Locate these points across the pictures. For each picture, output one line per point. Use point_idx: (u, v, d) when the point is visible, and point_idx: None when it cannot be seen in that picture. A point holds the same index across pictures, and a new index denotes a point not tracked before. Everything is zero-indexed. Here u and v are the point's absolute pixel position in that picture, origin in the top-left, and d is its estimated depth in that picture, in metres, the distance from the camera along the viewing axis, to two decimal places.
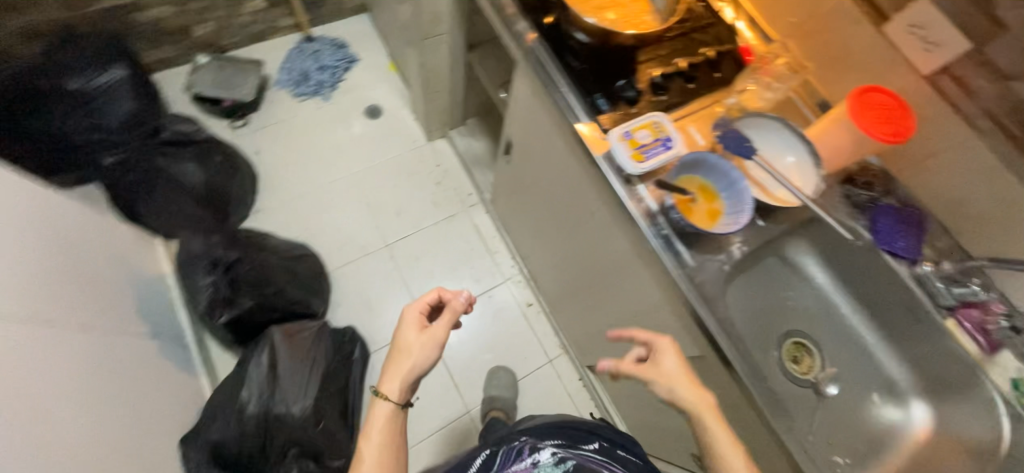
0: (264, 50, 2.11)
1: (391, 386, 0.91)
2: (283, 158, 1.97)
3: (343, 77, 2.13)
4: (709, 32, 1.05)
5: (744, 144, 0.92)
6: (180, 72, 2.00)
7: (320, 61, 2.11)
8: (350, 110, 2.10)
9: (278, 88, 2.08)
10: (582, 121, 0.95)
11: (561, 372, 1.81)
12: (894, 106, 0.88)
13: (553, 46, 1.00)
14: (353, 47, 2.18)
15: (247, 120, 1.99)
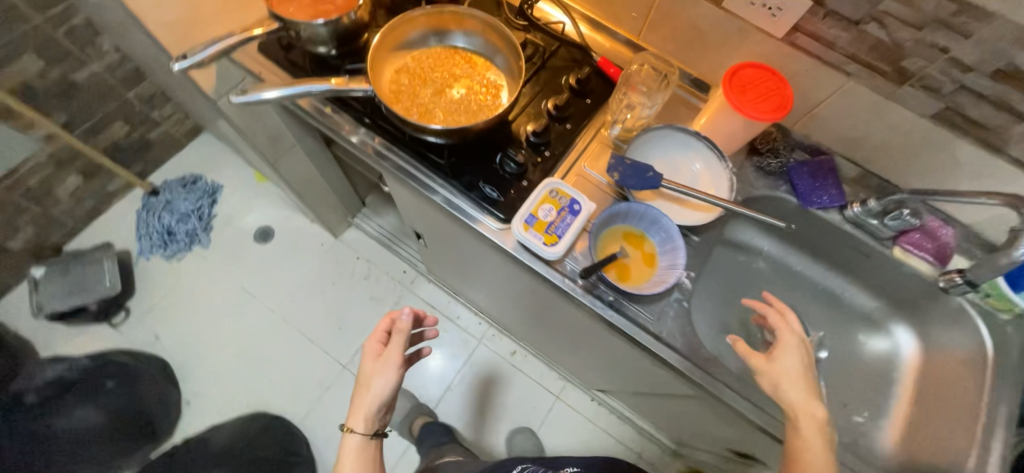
0: (108, 223, 1.80)
1: (357, 422, 0.83)
2: (190, 332, 1.71)
3: (212, 214, 1.85)
4: (559, 60, 0.97)
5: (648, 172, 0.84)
6: (20, 294, 1.65)
7: (178, 211, 1.80)
8: (239, 245, 1.84)
9: (146, 260, 1.77)
10: (481, 220, 0.86)
11: (573, 401, 1.73)
12: (768, 76, 0.83)
13: (409, 148, 0.87)
14: (208, 176, 1.89)
15: (129, 311, 1.70)
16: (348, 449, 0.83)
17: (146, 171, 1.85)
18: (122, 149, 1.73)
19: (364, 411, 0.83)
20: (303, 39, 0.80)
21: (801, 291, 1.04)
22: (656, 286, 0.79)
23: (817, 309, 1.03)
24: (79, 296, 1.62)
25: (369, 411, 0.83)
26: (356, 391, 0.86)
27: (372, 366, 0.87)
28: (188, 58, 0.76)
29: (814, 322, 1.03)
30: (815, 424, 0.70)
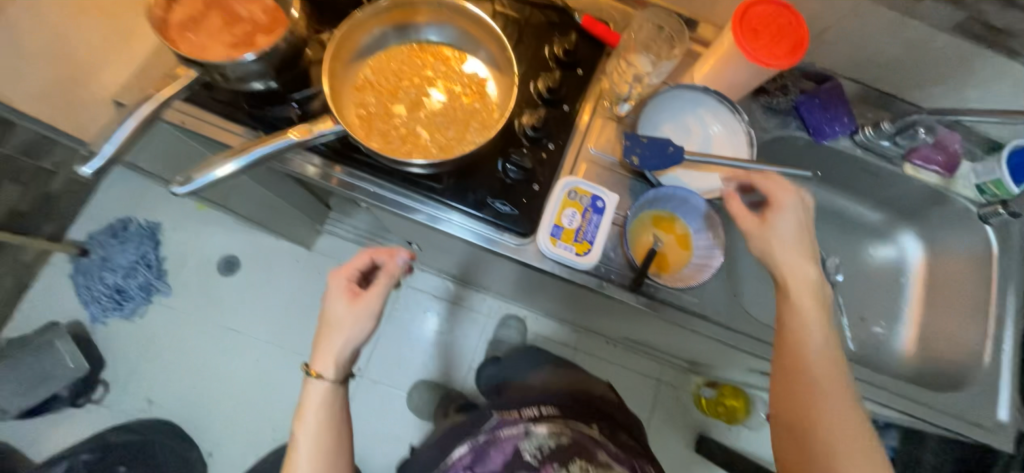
0: (41, 298, 1.54)
1: (324, 364, 0.72)
2: (186, 390, 1.53)
3: (162, 257, 1.62)
4: (536, 29, 0.83)
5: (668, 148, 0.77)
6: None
7: (119, 265, 1.57)
8: (205, 283, 1.63)
9: (103, 326, 1.54)
10: (497, 238, 0.76)
11: (592, 350, 1.56)
12: (779, 12, 0.74)
13: (397, 177, 0.75)
14: (139, 216, 1.64)
15: (108, 384, 1.50)
16: (314, 391, 0.73)
17: (61, 229, 1.58)
18: (24, 213, 1.46)
19: (328, 353, 0.72)
20: (229, 81, 0.65)
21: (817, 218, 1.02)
22: (703, 271, 0.75)
23: (833, 233, 1.02)
24: (44, 387, 1.42)
25: (336, 354, 0.71)
26: (320, 327, 0.73)
27: (337, 304, 0.72)
28: (105, 152, 0.58)
29: (833, 247, 1.02)
30: (806, 282, 0.68)
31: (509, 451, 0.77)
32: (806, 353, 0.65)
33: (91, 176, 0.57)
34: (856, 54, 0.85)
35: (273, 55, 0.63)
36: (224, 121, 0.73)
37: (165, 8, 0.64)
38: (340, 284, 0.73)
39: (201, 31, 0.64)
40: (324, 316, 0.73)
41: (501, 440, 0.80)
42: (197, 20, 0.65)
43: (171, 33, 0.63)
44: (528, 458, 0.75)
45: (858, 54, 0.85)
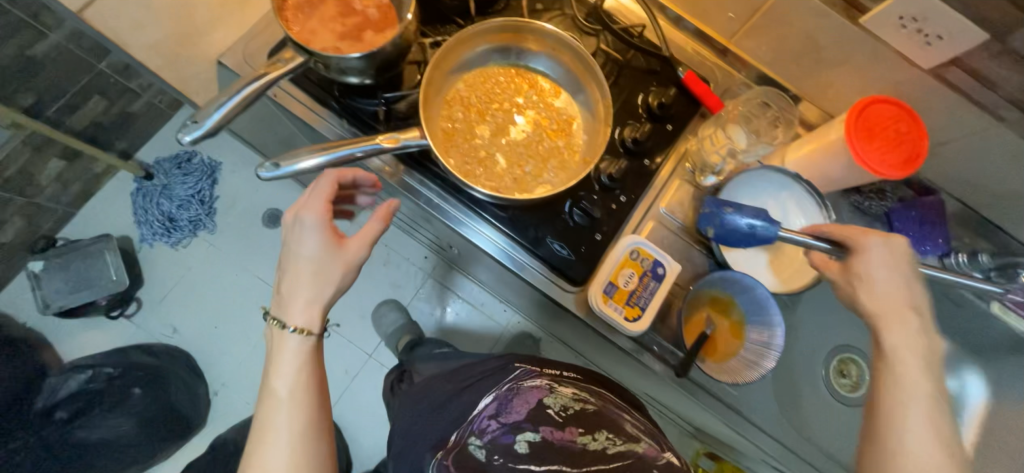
0: (102, 208, 1.59)
1: (294, 307, 0.63)
2: (209, 326, 1.54)
3: (215, 197, 1.63)
4: (635, 73, 0.80)
5: (752, 222, 0.67)
6: (18, 289, 1.48)
7: (176, 195, 1.60)
8: (247, 230, 1.64)
9: (150, 248, 1.58)
10: (549, 278, 0.75)
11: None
12: (901, 116, 0.69)
13: (463, 195, 0.74)
14: (203, 152, 1.65)
15: (142, 302, 1.54)
16: (286, 342, 0.64)
17: (133, 148, 1.62)
18: (102, 127, 1.49)
19: (301, 296, 0.63)
20: (331, 71, 0.65)
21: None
22: (753, 368, 0.72)
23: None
24: (87, 291, 1.48)
25: (313, 296, 0.64)
26: (282, 269, 0.65)
27: (310, 247, 0.63)
28: (199, 123, 0.56)
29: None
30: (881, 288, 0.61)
31: (531, 403, 0.69)
32: (888, 381, 0.56)
33: (190, 145, 0.56)
34: (982, 180, 0.78)
35: (377, 58, 0.63)
36: (314, 102, 0.74)
37: None
38: (312, 224, 0.63)
39: (316, 15, 0.64)
40: (289, 251, 0.64)
41: (523, 392, 0.71)
42: (314, 3, 0.65)
43: (288, 11, 0.63)
44: (553, 414, 0.68)
45: (982, 180, 0.78)
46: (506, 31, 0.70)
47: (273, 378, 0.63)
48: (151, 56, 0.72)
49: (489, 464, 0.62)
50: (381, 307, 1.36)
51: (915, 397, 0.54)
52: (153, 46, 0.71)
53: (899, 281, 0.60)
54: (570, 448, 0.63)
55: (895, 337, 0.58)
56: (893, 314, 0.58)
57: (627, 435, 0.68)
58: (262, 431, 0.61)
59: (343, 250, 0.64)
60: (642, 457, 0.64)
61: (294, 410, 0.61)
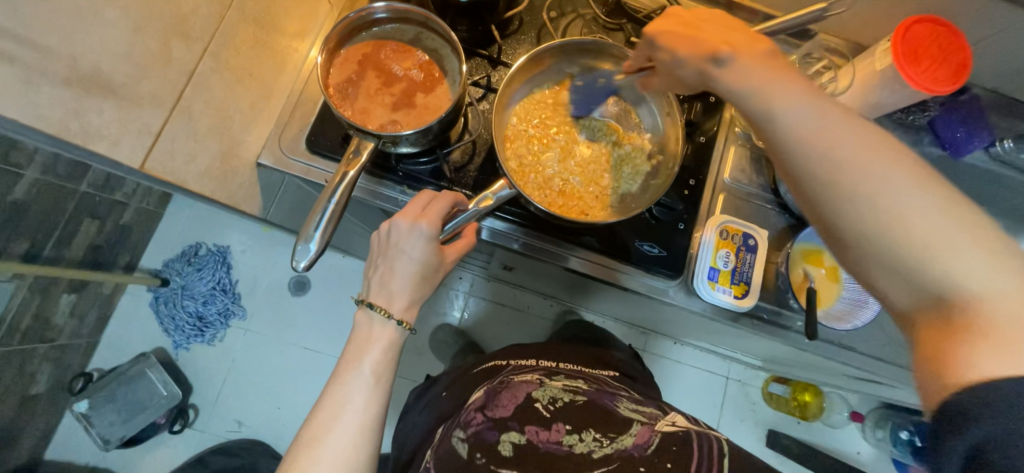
0: (123, 327, 1.37)
1: (395, 303, 0.56)
2: (270, 408, 1.36)
3: (237, 281, 1.42)
4: None
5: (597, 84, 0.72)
6: (69, 432, 1.29)
7: (198, 292, 1.39)
8: (278, 307, 1.42)
9: (187, 351, 1.38)
10: (654, 281, 0.76)
11: (659, 351, 1.47)
12: (936, 33, 0.71)
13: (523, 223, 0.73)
14: (208, 240, 1.44)
15: (200, 405, 1.35)
16: (377, 332, 0.56)
17: (135, 258, 1.38)
18: (102, 248, 1.25)
19: (403, 293, 0.57)
20: (391, 147, 0.62)
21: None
22: (859, 308, 0.75)
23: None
24: (143, 415, 1.30)
25: (417, 295, 0.58)
26: (378, 263, 0.58)
27: (420, 251, 0.56)
28: (308, 244, 0.54)
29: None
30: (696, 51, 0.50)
31: (521, 397, 0.66)
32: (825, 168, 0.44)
33: (305, 269, 0.55)
34: (1009, 69, 0.82)
35: (434, 130, 0.60)
36: (370, 178, 0.71)
37: (325, 71, 0.62)
38: (432, 235, 0.55)
39: (361, 92, 0.63)
40: (395, 251, 0.56)
41: (513, 385, 0.70)
42: (354, 80, 0.64)
43: (333, 95, 0.62)
44: (539, 409, 0.64)
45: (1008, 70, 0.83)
46: (547, 57, 0.72)
47: (351, 370, 0.55)
48: (206, 183, 0.71)
49: (473, 462, 0.60)
50: (434, 334, 1.38)
51: (876, 183, 0.42)
52: (205, 171, 0.71)
53: (803, 98, 0.46)
54: (554, 451, 0.59)
55: (814, 133, 0.44)
56: (806, 119, 0.45)
57: (619, 423, 0.62)
58: (326, 425, 0.52)
59: (446, 259, 0.59)
60: (626, 455, 0.57)
61: (371, 405, 0.54)
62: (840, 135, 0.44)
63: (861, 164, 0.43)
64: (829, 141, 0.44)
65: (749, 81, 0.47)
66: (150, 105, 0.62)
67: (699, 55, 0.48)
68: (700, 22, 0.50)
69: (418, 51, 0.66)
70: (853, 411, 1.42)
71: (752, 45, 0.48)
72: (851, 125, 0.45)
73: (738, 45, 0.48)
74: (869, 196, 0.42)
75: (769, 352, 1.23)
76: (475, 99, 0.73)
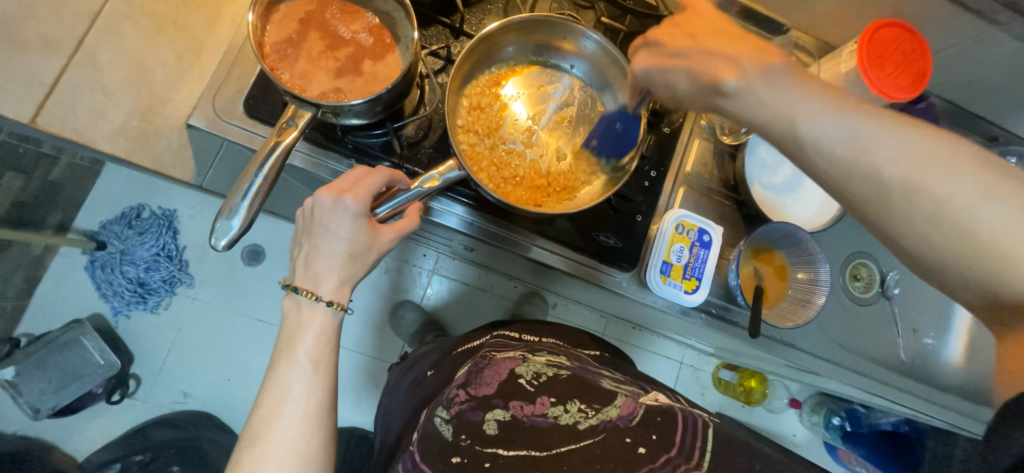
0: (58, 291, 1.27)
1: (323, 285, 0.53)
2: (220, 381, 1.31)
3: (184, 247, 1.32)
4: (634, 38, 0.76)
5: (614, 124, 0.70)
6: None
7: (139, 257, 1.29)
8: (228, 277, 1.35)
9: (128, 319, 1.29)
10: (612, 274, 0.75)
11: (618, 336, 1.50)
12: (906, 38, 0.70)
13: (478, 205, 0.70)
14: (152, 202, 1.32)
15: (142, 377, 1.28)
16: (307, 316, 0.53)
17: (68, 218, 1.26)
18: (28, 205, 1.12)
19: (330, 274, 0.53)
20: (334, 117, 0.57)
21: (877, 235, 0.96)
22: (807, 307, 0.76)
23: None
24: (78, 384, 1.22)
25: (352, 275, 0.54)
26: (304, 243, 0.54)
27: (347, 229, 0.52)
28: (230, 221, 0.50)
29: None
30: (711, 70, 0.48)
31: (503, 374, 0.66)
32: (883, 189, 0.42)
33: (227, 247, 0.52)
34: (971, 78, 0.83)
35: (382, 100, 0.56)
36: (315, 148, 0.66)
37: (261, 28, 0.56)
38: (358, 211, 0.52)
39: (302, 55, 0.58)
40: (320, 229, 0.52)
41: (497, 363, 0.69)
42: (294, 41, 0.58)
43: (270, 56, 0.57)
44: (525, 385, 0.64)
45: (969, 80, 0.84)
46: (506, 33, 0.68)
47: (287, 361, 0.51)
48: (119, 142, 0.65)
49: (458, 444, 0.57)
50: (395, 311, 1.35)
51: (935, 186, 0.40)
52: (118, 129, 0.64)
53: (831, 111, 0.44)
54: (538, 424, 0.58)
55: (860, 151, 0.43)
56: (841, 137, 0.43)
57: (604, 395, 0.62)
58: (267, 421, 0.49)
59: (381, 237, 0.55)
60: (613, 426, 0.55)
61: (313, 396, 0.51)
62: (885, 146, 0.42)
63: (911, 170, 0.41)
64: (873, 156, 0.42)
65: (761, 110, 0.46)
66: (40, 50, 0.57)
67: (704, 84, 0.49)
68: (707, 39, 0.49)
69: (367, 13, 0.61)
70: (793, 398, 1.49)
71: (762, 69, 0.46)
72: (894, 128, 0.42)
73: (745, 71, 0.47)
74: (925, 201, 0.41)
75: (722, 343, 1.26)
76: (432, 71, 0.68)
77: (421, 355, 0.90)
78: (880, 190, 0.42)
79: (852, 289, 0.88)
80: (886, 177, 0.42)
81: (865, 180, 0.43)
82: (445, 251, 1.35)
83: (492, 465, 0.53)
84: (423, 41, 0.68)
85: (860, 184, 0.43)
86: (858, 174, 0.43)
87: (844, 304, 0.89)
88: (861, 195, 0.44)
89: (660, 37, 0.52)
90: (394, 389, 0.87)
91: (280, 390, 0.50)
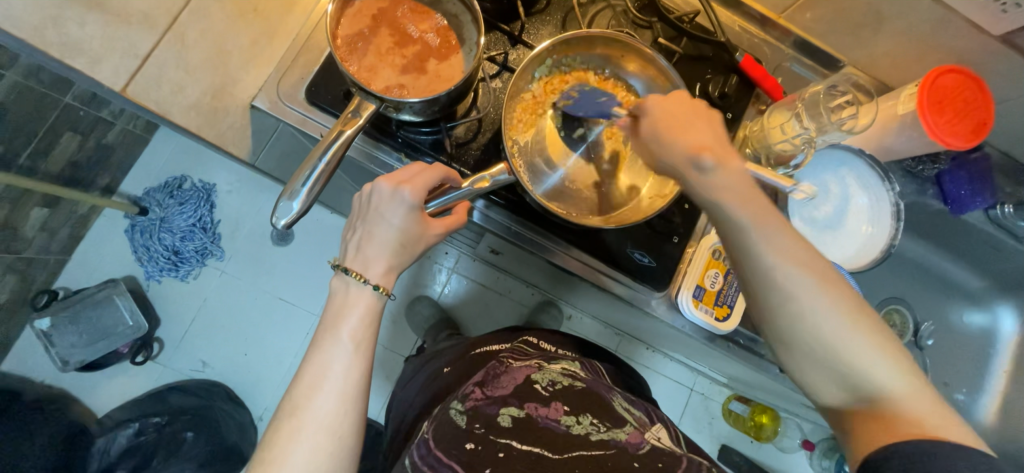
0: (96, 250, 1.32)
1: (371, 269, 0.54)
2: (238, 354, 1.34)
3: (219, 221, 1.37)
4: (687, 62, 0.77)
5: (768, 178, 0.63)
6: (28, 351, 1.24)
7: (177, 226, 1.33)
8: (259, 253, 1.38)
9: (158, 284, 1.34)
10: (645, 292, 0.75)
11: (630, 354, 1.48)
12: (968, 85, 0.70)
13: (517, 212, 0.71)
14: (193, 174, 1.37)
15: (166, 341, 1.32)
16: (354, 298, 0.54)
17: (115, 181, 1.31)
18: (81, 165, 1.18)
19: (379, 260, 0.55)
20: (393, 112, 0.59)
21: (916, 281, 0.93)
22: None
23: (932, 294, 0.96)
24: (106, 341, 1.27)
25: (398, 264, 0.56)
26: (356, 227, 0.56)
27: (401, 220, 0.54)
28: (291, 202, 0.53)
29: (924, 309, 0.94)
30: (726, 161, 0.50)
31: (520, 379, 0.67)
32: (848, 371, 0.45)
33: (285, 227, 0.54)
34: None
35: (441, 101, 0.57)
36: (368, 140, 0.68)
37: (335, 20, 0.59)
38: (413, 203, 0.53)
39: (370, 49, 0.60)
40: (375, 215, 0.54)
41: (512, 369, 0.70)
42: (364, 35, 0.61)
43: (340, 48, 0.59)
44: (540, 390, 0.64)
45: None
46: (575, 45, 0.70)
47: (331, 339, 0.53)
48: (191, 117, 0.68)
49: (472, 432, 0.58)
50: (412, 305, 1.36)
51: (850, 352, 0.45)
52: (193, 105, 0.68)
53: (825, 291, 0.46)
54: (552, 429, 0.58)
55: (823, 324, 0.45)
56: (837, 327, 0.45)
57: (615, 418, 0.62)
58: (307, 395, 0.50)
59: (430, 230, 0.56)
60: (621, 445, 0.56)
61: (352, 374, 0.52)
62: (849, 326, 0.45)
63: (844, 341, 0.45)
64: (848, 342, 0.45)
65: (738, 207, 0.47)
66: (140, 23, 0.62)
67: (682, 157, 0.50)
68: (692, 122, 0.52)
69: (436, 14, 0.63)
70: (806, 439, 1.44)
71: (732, 163, 0.50)
72: (820, 279, 0.46)
73: (720, 154, 0.50)
74: (853, 374, 0.45)
75: (738, 374, 1.23)
76: (488, 75, 0.70)
77: (439, 351, 0.91)
78: (825, 360, 0.46)
79: None
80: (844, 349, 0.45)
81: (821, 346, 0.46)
82: (467, 250, 1.37)
83: (506, 455, 0.55)
84: (484, 45, 0.70)
85: (807, 347, 0.46)
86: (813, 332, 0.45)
87: None
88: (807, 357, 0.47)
89: (660, 102, 0.53)
90: (409, 381, 0.88)
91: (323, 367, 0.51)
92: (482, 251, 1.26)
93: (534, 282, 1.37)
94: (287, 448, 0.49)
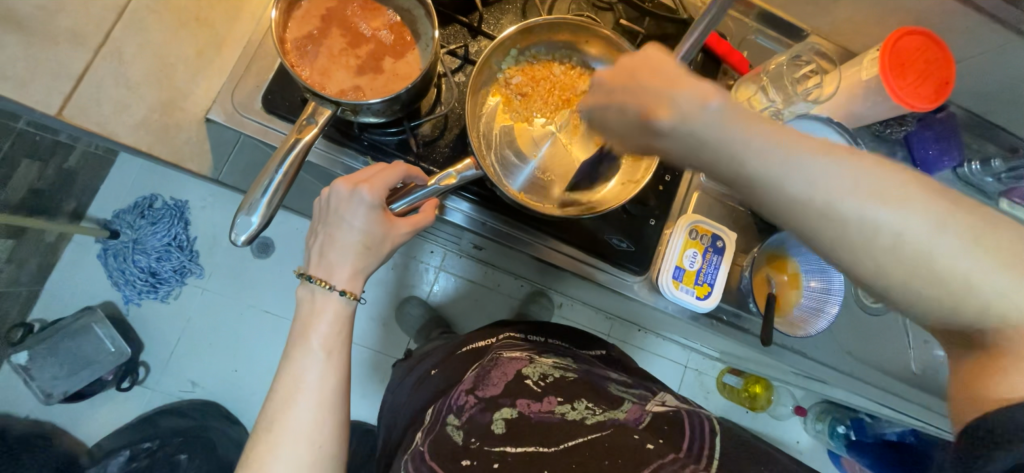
0: (68, 278, 1.28)
1: (336, 275, 0.53)
2: (226, 371, 1.32)
3: (194, 238, 1.33)
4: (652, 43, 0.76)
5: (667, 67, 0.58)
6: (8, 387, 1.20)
7: (151, 247, 1.29)
8: (238, 268, 1.36)
9: (138, 307, 1.30)
10: (625, 275, 0.75)
11: (622, 337, 1.49)
12: (928, 47, 0.70)
13: (489, 207, 0.70)
14: (164, 192, 1.33)
15: (151, 365, 1.29)
16: (321, 305, 0.53)
17: (82, 206, 1.27)
18: (42, 192, 1.14)
19: (344, 264, 0.53)
20: (352, 115, 0.57)
21: None
22: (817, 316, 0.77)
23: None
24: (88, 371, 1.23)
25: (366, 267, 0.55)
26: (318, 233, 0.55)
27: (362, 220, 0.53)
28: (250, 216, 0.51)
29: None
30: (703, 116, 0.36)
31: (510, 374, 0.66)
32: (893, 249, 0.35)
33: (246, 242, 0.52)
34: (991, 89, 0.82)
35: (401, 99, 0.56)
36: (331, 145, 0.67)
37: (282, 24, 0.57)
38: (373, 202, 0.52)
39: (322, 51, 0.58)
40: (335, 218, 0.53)
41: (503, 364, 0.70)
42: (316, 38, 0.59)
43: (291, 52, 0.57)
44: (532, 384, 0.64)
45: (990, 91, 0.83)
46: (539, 32, 0.68)
47: (302, 350, 0.52)
48: (141, 135, 0.67)
49: (468, 446, 0.57)
50: (401, 307, 1.35)
51: (887, 228, 0.35)
52: (142, 123, 0.67)
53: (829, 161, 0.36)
54: (546, 420, 0.58)
55: (841, 205, 0.35)
56: (849, 188, 0.35)
57: (611, 400, 0.62)
58: (281, 410, 0.49)
59: (395, 229, 0.55)
60: (620, 424, 0.56)
61: (327, 383, 0.51)
62: (869, 186, 0.35)
63: (867, 213, 0.35)
64: (882, 203, 0.35)
65: (727, 153, 0.35)
66: (68, 43, 0.59)
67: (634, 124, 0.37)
68: (642, 74, 0.37)
69: (388, 11, 0.61)
70: (799, 405, 1.48)
71: (680, 102, 0.36)
72: (884, 192, 0.35)
73: (678, 107, 0.35)
74: (898, 260, 0.35)
75: (727, 347, 1.25)
76: (450, 70, 0.68)
77: (426, 351, 0.90)
78: (862, 251, 0.36)
79: (864, 299, 0.85)
80: (884, 223, 0.35)
81: (850, 235, 0.36)
82: (451, 247, 1.36)
83: (500, 465, 0.53)
84: (443, 40, 0.68)
85: (836, 238, 0.36)
86: (834, 215, 0.36)
87: (856, 314, 0.86)
88: (837, 249, 0.37)
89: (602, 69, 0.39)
90: (398, 384, 0.87)
91: (294, 381, 0.50)
92: (467, 246, 1.25)
93: (521, 274, 1.36)
94: (264, 467, 0.48)
